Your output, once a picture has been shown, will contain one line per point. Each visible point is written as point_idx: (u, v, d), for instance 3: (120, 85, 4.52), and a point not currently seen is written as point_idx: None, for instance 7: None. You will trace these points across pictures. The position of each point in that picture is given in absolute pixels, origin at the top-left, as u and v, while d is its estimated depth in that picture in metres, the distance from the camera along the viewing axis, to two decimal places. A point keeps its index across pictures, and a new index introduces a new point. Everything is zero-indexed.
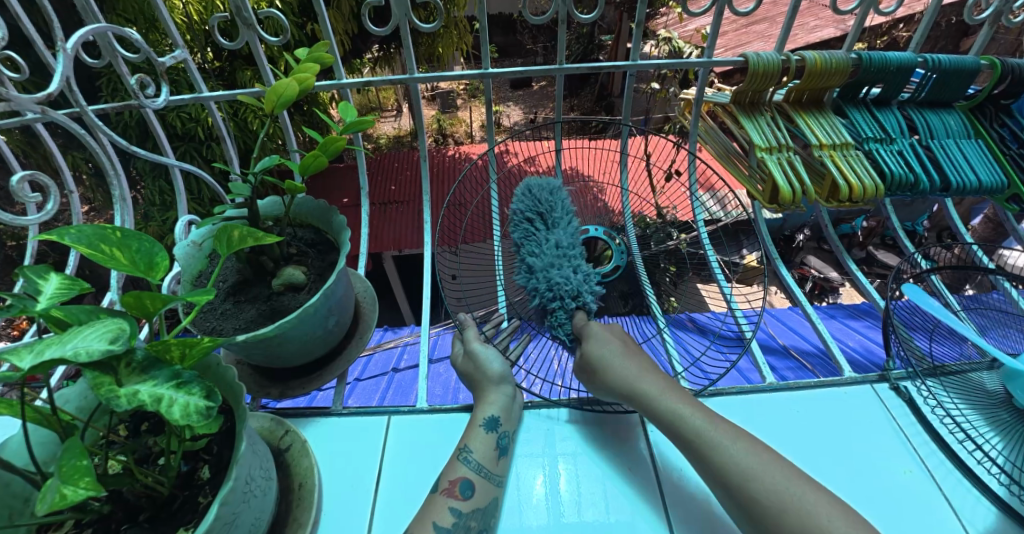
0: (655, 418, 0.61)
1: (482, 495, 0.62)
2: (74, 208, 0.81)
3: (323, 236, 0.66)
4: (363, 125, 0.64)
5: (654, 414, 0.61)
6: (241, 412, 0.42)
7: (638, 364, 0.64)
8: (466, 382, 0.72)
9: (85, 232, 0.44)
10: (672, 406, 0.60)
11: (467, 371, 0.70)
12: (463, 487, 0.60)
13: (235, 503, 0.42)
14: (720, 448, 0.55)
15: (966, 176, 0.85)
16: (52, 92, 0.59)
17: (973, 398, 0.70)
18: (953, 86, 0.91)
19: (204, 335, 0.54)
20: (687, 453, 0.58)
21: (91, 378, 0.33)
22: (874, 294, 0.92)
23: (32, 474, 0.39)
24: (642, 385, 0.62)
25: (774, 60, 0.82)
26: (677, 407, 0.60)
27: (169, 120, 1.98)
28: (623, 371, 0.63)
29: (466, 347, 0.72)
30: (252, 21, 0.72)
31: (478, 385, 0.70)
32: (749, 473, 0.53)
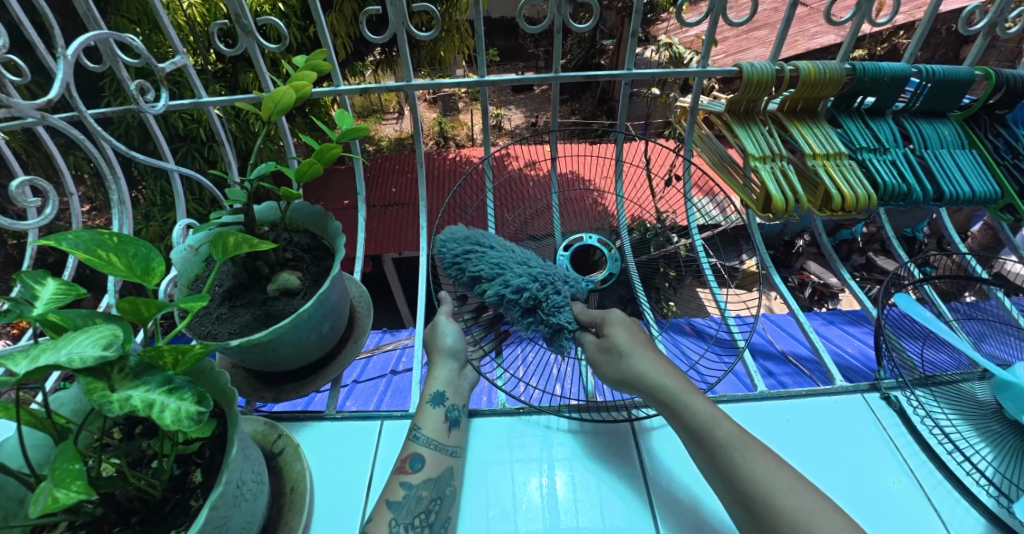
0: (669, 411, 0.59)
1: (434, 466, 0.63)
2: (74, 211, 0.82)
3: (318, 241, 0.66)
4: (359, 132, 0.65)
5: (670, 407, 0.59)
6: (233, 417, 0.43)
7: (657, 355, 0.62)
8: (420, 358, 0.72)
9: (83, 238, 0.44)
10: (689, 402, 0.58)
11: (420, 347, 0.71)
12: (413, 462, 0.62)
13: (226, 507, 0.42)
14: (728, 453, 0.55)
15: (959, 186, 0.85)
16: (52, 98, 0.59)
17: (963, 408, 0.70)
18: (947, 97, 0.92)
19: (199, 339, 0.55)
20: (694, 448, 0.58)
21: (84, 383, 0.33)
22: (867, 302, 0.92)
23: (26, 476, 0.40)
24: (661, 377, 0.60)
25: (767, 71, 0.82)
26: (694, 403, 0.58)
27: (170, 122, 1.99)
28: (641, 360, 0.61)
29: (430, 323, 0.72)
30: (251, 28, 0.73)
31: (430, 360, 0.70)
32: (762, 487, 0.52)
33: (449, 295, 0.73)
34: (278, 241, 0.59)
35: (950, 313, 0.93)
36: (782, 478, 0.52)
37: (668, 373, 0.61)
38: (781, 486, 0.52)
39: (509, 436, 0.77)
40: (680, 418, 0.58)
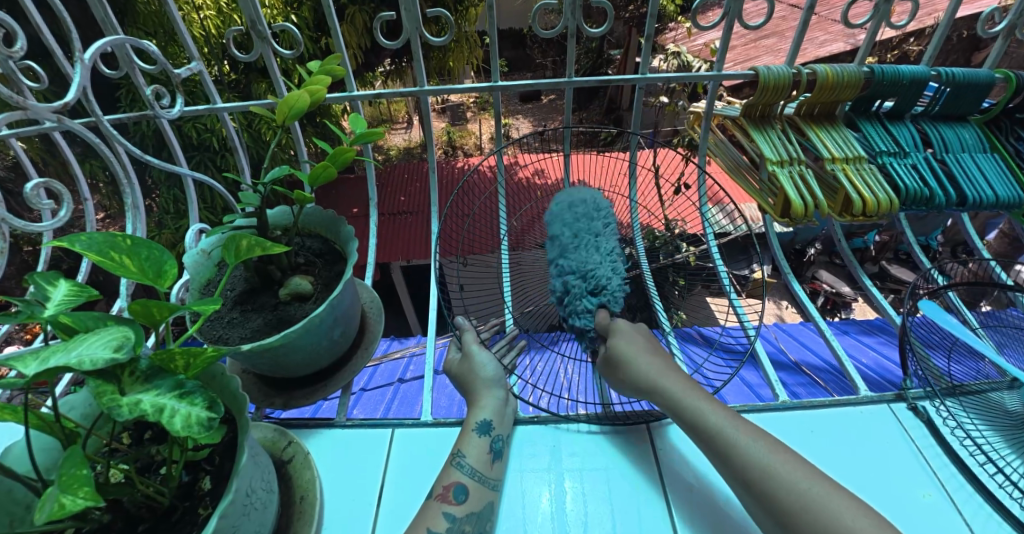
0: (681, 418, 0.59)
1: (477, 500, 0.61)
2: (88, 216, 0.82)
3: (330, 246, 0.66)
4: (372, 137, 0.64)
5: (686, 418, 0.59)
6: (244, 423, 0.42)
7: (663, 362, 0.63)
8: (458, 387, 0.71)
9: (95, 240, 0.44)
10: (694, 405, 0.59)
11: (460, 374, 0.70)
12: (457, 492, 0.60)
13: (235, 516, 0.41)
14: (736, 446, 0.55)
15: (982, 191, 0.83)
16: (69, 101, 0.60)
17: (994, 420, 0.68)
18: (968, 100, 0.90)
19: (209, 343, 0.54)
20: (713, 456, 0.57)
21: (94, 387, 0.33)
22: (889, 310, 0.90)
23: (32, 482, 0.39)
24: (665, 384, 0.61)
25: (784, 74, 0.81)
26: (703, 407, 0.59)
27: (184, 130, 2.02)
28: (649, 370, 0.61)
29: (464, 352, 0.71)
30: (266, 34, 0.73)
31: (470, 389, 0.69)
32: (772, 477, 0.52)
33: (468, 321, 0.73)
34: (291, 245, 0.59)
35: (974, 321, 0.90)
36: (785, 465, 0.52)
37: (672, 377, 0.62)
38: (804, 487, 0.50)
39: (520, 445, 0.75)
40: (690, 423, 0.59)
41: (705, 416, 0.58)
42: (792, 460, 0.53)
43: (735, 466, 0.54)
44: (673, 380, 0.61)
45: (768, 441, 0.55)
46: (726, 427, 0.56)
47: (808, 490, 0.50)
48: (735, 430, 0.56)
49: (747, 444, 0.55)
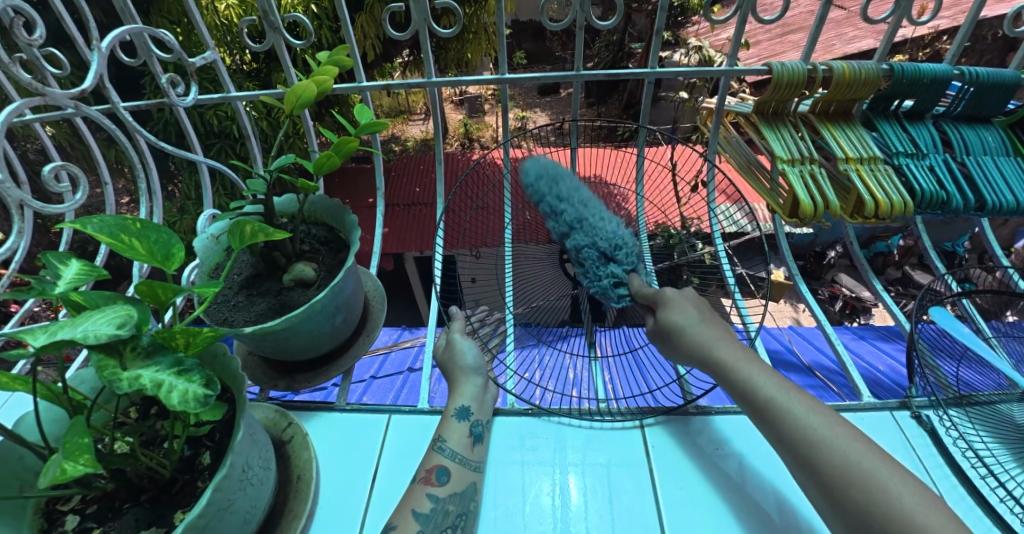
0: (733, 385, 0.58)
1: (458, 481, 0.62)
2: (107, 200, 0.84)
3: (335, 234, 0.67)
4: (378, 127, 0.64)
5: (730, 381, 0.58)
6: (241, 402, 0.43)
7: (715, 332, 0.62)
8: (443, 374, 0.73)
9: (107, 222, 0.46)
10: (741, 370, 0.58)
11: (444, 362, 0.71)
12: (440, 474, 0.61)
13: (231, 490, 0.43)
14: (772, 406, 0.55)
15: (1002, 195, 0.81)
16: (86, 88, 0.61)
17: (1000, 432, 0.67)
18: (993, 101, 0.88)
19: (215, 324, 0.56)
20: (757, 420, 0.56)
21: (95, 361, 0.34)
22: (901, 317, 0.87)
23: (41, 449, 0.41)
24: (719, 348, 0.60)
25: (799, 70, 0.80)
26: (751, 372, 0.57)
27: (205, 118, 2.07)
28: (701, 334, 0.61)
29: (448, 340, 0.72)
30: (278, 24, 0.74)
31: (451, 376, 0.70)
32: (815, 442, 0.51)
33: (461, 311, 0.74)
34: (296, 232, 0.60)
35: (989, 330, 0.87)
36: (833, 427, 0.52)
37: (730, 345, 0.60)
38: (846, 450, 0.50)
39: (521, 436, 0.76)
40: (740, 391, 0.57)
41: (751, 380, 0.57)
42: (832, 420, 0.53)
43: (771, 425, 0.54)
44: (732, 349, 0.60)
45: (815, 408, 0.54)
46: (778, 398, 0.55)
47: (842, 449, 0.50)
48: (772, 393, 0.56)
49: (783, 405, 0.54)
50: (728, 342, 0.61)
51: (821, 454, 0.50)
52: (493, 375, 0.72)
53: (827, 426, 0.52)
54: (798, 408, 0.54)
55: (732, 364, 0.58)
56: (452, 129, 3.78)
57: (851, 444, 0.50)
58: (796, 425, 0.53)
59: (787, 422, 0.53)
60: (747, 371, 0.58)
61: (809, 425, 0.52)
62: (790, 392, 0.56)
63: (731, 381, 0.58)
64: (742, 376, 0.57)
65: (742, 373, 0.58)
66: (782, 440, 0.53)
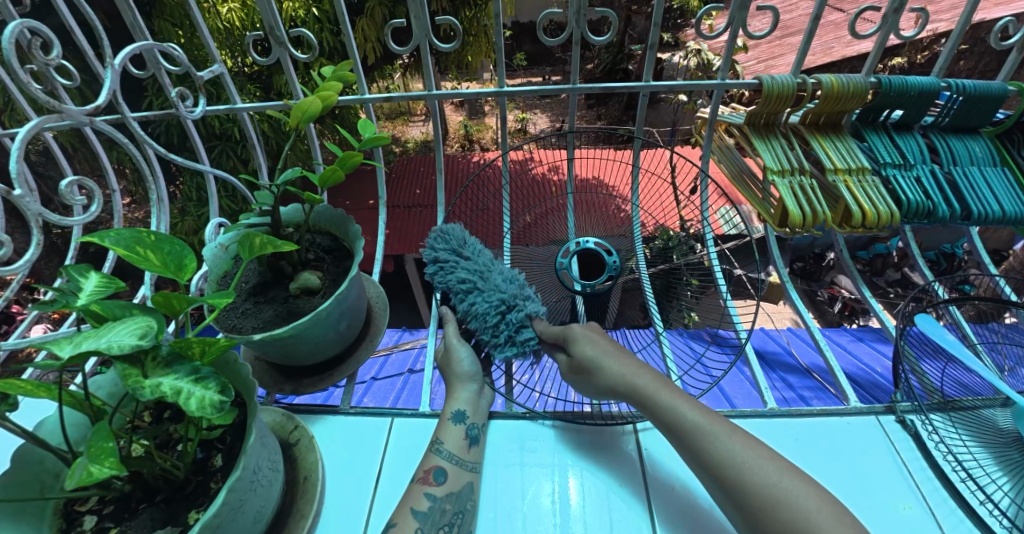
0: (648, 411, 0.62)
1: (455, 481, 0.65)
2: (116, 207, 0.86)
3: (339, 243, 0.69)
4: (380, 140, 0.67)
5: (644, 405, 0.62)
6: (252, 407, 0.45)
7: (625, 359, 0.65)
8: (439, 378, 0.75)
9: (122, 235, 0.48)
10: (654, 394, 0.61)
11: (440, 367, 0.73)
12: (437, 474, 0.64)
13: (243, 491, 0.45)
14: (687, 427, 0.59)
15: (987, 204, 0.83)
16: (100, 104, 0.64)
17: (981, 436, 0.69)
18: (979, 112, 0.90)
19: (225, 332, 0.58)
20: (673, 440, 0.60)
21: (119, 370, 0.36)
22: (888, 322, 0.89)
23: (63, 452, 0.43)
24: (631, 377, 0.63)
25: (789, 83, 0.82)
26: (664, 396, 0.61)
27: (208, 121, 2.09)
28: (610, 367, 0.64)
29: (445, 345, 0.75)
30: (283, 39, 0.76)
31: (448, 379, 0.73)
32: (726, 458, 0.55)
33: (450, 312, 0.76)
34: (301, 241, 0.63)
35: (973, 335, 0.89)
36: (740, 441, 0.57)
37: (640, 371, 0.64)
38: (756, 464, 0.54)
39: (519, 438, 0.78)
40: (658, 415, 0.61)
41: (666, 403, 0.60)
42: (739, 436, 0.57)
43: (689, 444, 0.58)
44: (640, 373, 0.63)
45: (726, 427, 0.58)
46: (689, 417, 0.59)
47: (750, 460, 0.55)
48: (688, 413, 0.59)
49: (697, 425, 0.58)
50: (636, 367, 0.64)
51: (731, 470, 0.55)
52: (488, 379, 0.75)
53: (736, 442, 0.56)
54: (702, 423, 0.58)
55: (641, 387, 0.62)
56: (452, 131, 3.81)
57: (755, 456, 0.55)
58: (709, 442, 0.57)
59: (702, 442, 0.57)
60: (658, 394, 0.61)
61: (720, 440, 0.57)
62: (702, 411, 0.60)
63: (633, 396, 0.63)
64: (655, 399, 0.61)
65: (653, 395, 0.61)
66: (701, 457, 0.57)
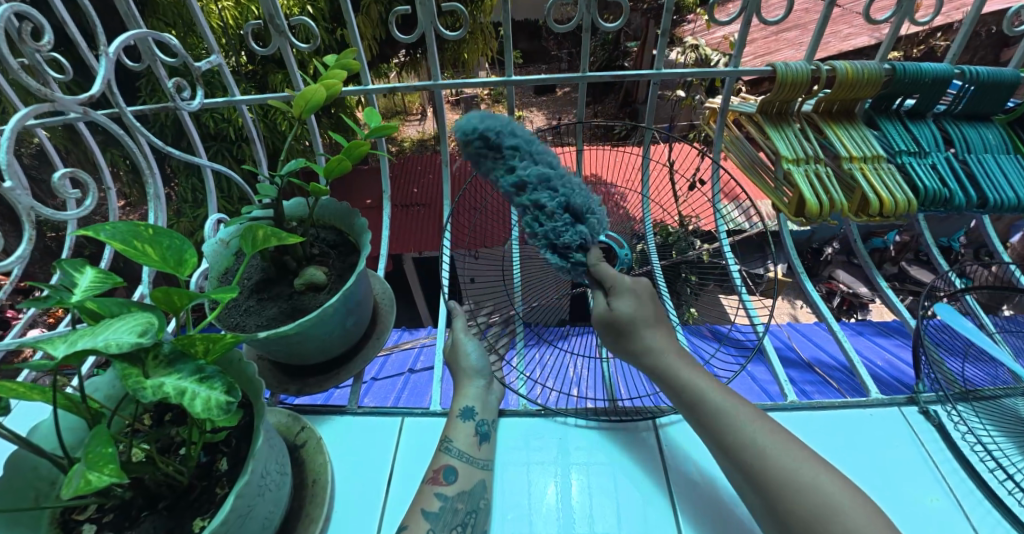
0: (674, 393, 0.59)
1: (466, 479, 0.63)
2: (111, 205, 0.83)
3: (344, 237, 0.67)
4: (387, 130, 0.64)
5: (672, 385, 0.60)
6: (260, 408, 0.43)
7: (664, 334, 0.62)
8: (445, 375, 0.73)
9: (119, 229, 0.46)
10: (683, 375, 0.59)
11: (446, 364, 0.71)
12: (447, 474, 0.61)
13: (251, 497, 0.43)
14: (715, 415, 0.56)
15: (1004, 192, 0.81)
16: (94, 94, 0.61)
17: (1006, 426, 0.67)
18: (993, 99, 0.88)
19: (228, 330, 0.56)
20: (699, 426, 0.58)
21: (118, 369, 0.34)
22: (904, 313, 0.88)
23: (59, 458, 0.41)
24: (665, 357, 0.60)
25: (803, 70, 0.80)
26: (695, 380, 0.58)
27: (203, 121, 2.05)
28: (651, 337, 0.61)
29: (453, 340, 0.72)
30: (283, 28, 0.73)
31: (456, 376, 0.71)
32: (755, 451, 0.52)
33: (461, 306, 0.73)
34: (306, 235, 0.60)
35: (991, 325, 0.88)
36: (772, 435, 0.53)
37: (673, 351, 0.61)
38: (789, 460, 0.51)
39: (527, 437, 0.76)
40: (686, 398, 0.58)
41: (696, 385, 0.58)
42: (772, 430, 0.54)
43: (715, 433, 0.56)
44: (677, 355, 0.61)
45: (759, 420, 0.55)
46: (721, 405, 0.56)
47: (782, 455, 0.51)
48: (718, 401, 0.57)
49: (725, 413, 0.56)
50: (671, 346, 0.62)
51: (759, 463, 0.52)
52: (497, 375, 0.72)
53: (767, 434, 0.53)
54: (735, 413, 0.55)
55: (673, 368, 0.60)
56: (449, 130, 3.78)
57: (789, 451, 0.52)
58: (739, 434, 0.54)
59: (729, 431, 0.55)
60: (690, 376, 0.59)
61: (748, 432, 0.54)
62: (733, 398, 0.57)
63: (672, 387, 0.60)
64: (686, 380, 0.59)
65: (683, 376, 0.59)
66: (726, 445, 0.55)
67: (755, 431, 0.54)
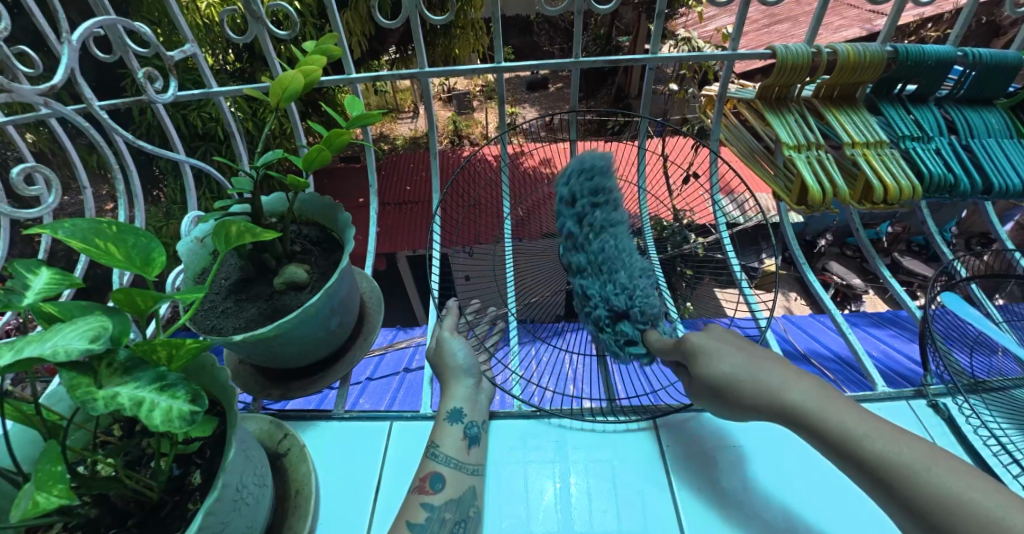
0: (777, 412, 0.51)
1: (455, 486, 0.60)
2: (86, 205, 0.80)
3: (328, 234, 0.64)
4: (371, 118, 0.61)
5: (775, 404, 0.50)
6: (232, 417, 0.40)
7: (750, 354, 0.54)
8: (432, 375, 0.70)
9: (80, 227, 0.43)
10: (784, 391, 0.50)
11: (433, 365, 0.68)
12: (434, 481, 0.59)
13: (225, 512, 0.40)
14: (828, 427, 0.47)
15: (1011, 178, 0.79)
16: (56, 84, 0.57)
17: (1019, 419, 0.65)
18: (996, 83, 0.86)
19: (203, 333, 0.52)
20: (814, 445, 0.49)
21: (66, 379, 0.31)
22: (908, 302, 0.85)
23: (14, 476, 0.38)
24: (759, 374, 0.52)
25: (804, 53, 0.77)
26: (798, 392, 0.50)
27: (189, 120, 2.01)
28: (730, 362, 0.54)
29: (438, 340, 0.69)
30: (260, 14, 0.70)
31: (442, 377, 0.68)
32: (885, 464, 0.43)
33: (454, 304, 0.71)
34: (285, 232, 0.57)
35: (996, 314, 0.85)
36: (897, 441, 0.44)
37: (770, 366, 0.53)
38: (931, 471, 0.41)
39: (525, 437, 0.73)
40: (788, 413, 0.50)
41: (796, 399, 0.49)
42: (896, 436, 0.45)
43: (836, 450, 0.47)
44: (773, 371, 0.52)
45: (881, 428, 0.46)
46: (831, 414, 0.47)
47: (915, 462, 0.42)
48: (829, 410, 0.48)
49: (840, 423, 0.47)
50: (763, 362, 0.53)
51: (898, 477, 0.42)
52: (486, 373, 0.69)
53: (893, 441, 0.44)
54: (852, 424, 0.46)
55: (769, 385, 0.51)
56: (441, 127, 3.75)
57: (925, 458, 0.42)
58: (864, 446, 0.45)
59: (851, 445, 0.45)
60: (791, 389, 0.50)
61: (869, 441, 0.45)
62: (843, 406, 0.48)
63: (762, 404, 0.51)
64: (788, 396, 0.50)
65: (784, 393, 0.50)
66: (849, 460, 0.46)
67: (872, 440, 0.45)
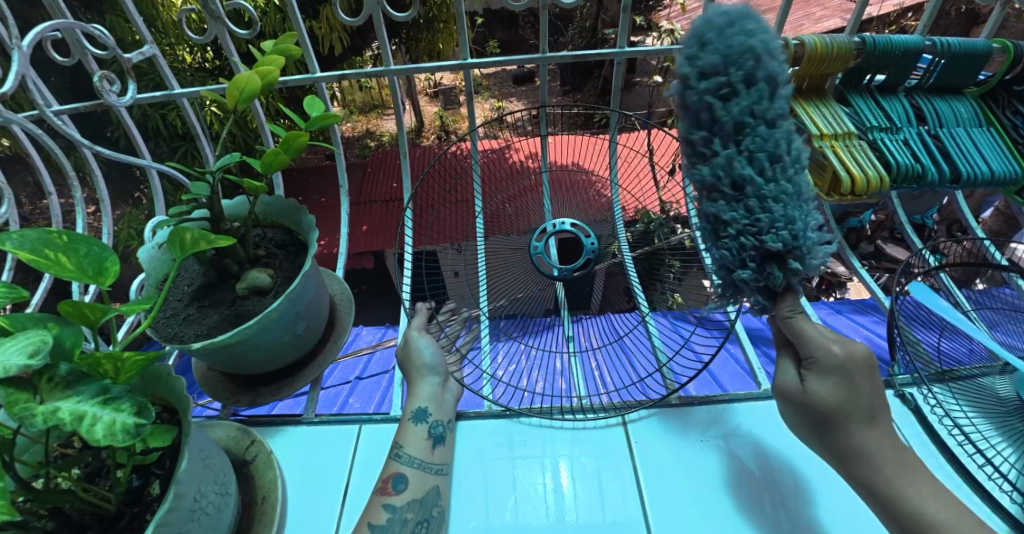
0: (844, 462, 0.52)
1: (418, 487, 0.60)
2: (52, 212, 0.78)
3: (293, 236, 0.63)
4: (330, 119, 0.60)
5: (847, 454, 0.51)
6: (187, 427, 0.39)
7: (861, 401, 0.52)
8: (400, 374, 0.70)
9: (29, 237, 0.41)
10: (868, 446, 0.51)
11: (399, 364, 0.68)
12: (396, 482, 0.59)
13: (181, 522, 0.39)
14: (891, 490, 0.49)
15: (977, 167, 0.80)
16: (7, 90, 0.56)
17: (983, 406, 0.66)
18: (964, 71, 0.87)
19: (164, 342, 0.52)
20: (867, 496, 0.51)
21: (3, 395, 0.30)
22: (878, 292, 0.86)
23: None
24: (853, 429, 0.51)
25: (770, 45, 0.77)
26: (879, 451, 0.50)
27: (168, 120, 1.97)
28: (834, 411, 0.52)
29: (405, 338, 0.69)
30: (218, 12, 0.68)
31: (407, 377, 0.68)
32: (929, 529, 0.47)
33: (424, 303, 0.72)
34: (245, 236, 0.56)
35: (965, 302, 0.87)
36: (955, 514, 0.47)
37: (868, 421, 0.51)
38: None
39: (508, 434, 0.73)
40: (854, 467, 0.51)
41: (875, 455, 0.50)
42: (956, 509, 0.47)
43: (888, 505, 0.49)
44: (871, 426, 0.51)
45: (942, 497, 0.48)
46: (900, 480, 0.49)
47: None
48: (897, 474, 0.49)
49: (906, 488, 0.49)
50: (856, 414, 0.52)
51: None
52: (452, 372, 0.69)
53: (950, 515, 0.47)
54: (917, 493, 0.48)
55: (855, 438, 0.51)
56: (427, 123, 3.71)
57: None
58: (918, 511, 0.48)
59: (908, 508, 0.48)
60: (868, 443, 0.50)
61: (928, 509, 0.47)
62: (914, 469, 0.50)
63: (845, 467, 0.52)
64: (861, 447, 0.50)
65: (862, 443, 0.51)
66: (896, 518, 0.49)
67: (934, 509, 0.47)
